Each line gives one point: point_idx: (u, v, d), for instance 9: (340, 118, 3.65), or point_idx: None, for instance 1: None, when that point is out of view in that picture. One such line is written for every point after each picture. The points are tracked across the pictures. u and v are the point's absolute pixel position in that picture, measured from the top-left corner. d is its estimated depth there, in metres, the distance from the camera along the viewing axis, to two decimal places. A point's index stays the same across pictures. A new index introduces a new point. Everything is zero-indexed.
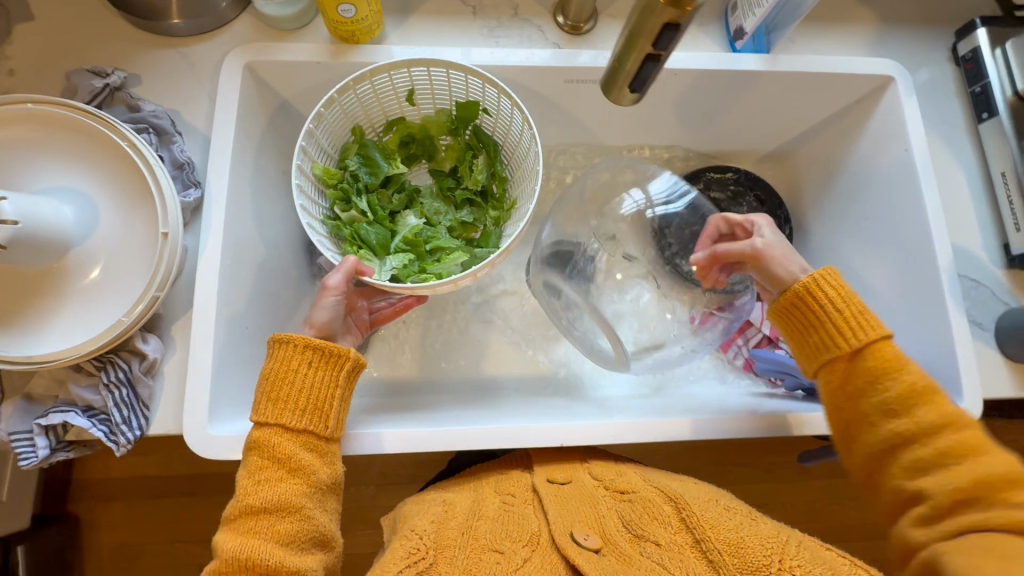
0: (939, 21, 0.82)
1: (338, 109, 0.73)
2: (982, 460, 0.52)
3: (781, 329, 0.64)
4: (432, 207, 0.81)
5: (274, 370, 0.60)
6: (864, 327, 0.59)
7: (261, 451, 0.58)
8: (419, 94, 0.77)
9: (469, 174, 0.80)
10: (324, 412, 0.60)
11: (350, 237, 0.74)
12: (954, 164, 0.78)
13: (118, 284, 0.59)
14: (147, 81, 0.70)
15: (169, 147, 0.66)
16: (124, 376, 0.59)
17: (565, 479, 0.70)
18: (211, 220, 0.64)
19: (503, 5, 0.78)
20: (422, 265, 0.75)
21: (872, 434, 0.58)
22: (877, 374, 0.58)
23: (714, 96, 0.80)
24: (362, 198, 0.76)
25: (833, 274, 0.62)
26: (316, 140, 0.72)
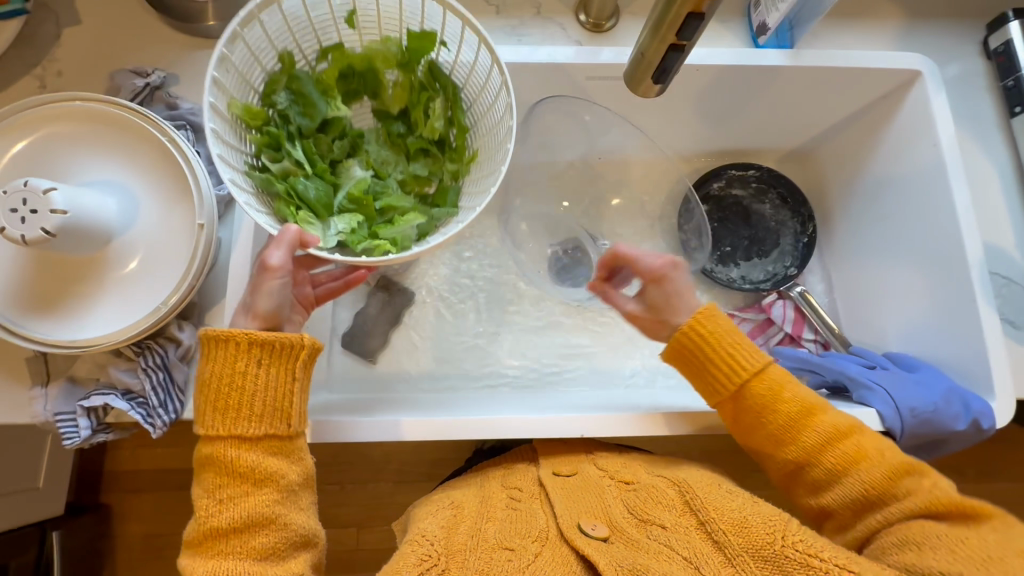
0: (969, 15, 0.81)
1: (260, 32, 0.62)
2: (865, 465, 0.59)
3: (681, 370, 0.68)
4: (380, 156, 0.71)
5: (217, 376, 0.57)
6: (743, 365, 0.63)
7: (217, 469, 0.58)
8: (360, 18, 0.66)
9: (423, 121, 0.70)
10: (283, 411, 0.59)
11: (284, 194, 0.64)
12: (985, 160, 0.76)
13: (156, 271, 0.62)
14: (184, 80, 0.73)
15: (204, 143, 0.69)
16: (161, 361, 0.61)
17: (570, 472, 0.68)
18: (245, 214, 0.67)
19: (526, 4, 0.79)
20: (372, 230, 0.66)
21: (776, 460, 0.63)
22: (766, 404, 0.62)
23: (736, 92, 0.80)
24: (296, 145, 0.66)
25: (707, 317, 0.65)
26: (233, 73, 0.61)
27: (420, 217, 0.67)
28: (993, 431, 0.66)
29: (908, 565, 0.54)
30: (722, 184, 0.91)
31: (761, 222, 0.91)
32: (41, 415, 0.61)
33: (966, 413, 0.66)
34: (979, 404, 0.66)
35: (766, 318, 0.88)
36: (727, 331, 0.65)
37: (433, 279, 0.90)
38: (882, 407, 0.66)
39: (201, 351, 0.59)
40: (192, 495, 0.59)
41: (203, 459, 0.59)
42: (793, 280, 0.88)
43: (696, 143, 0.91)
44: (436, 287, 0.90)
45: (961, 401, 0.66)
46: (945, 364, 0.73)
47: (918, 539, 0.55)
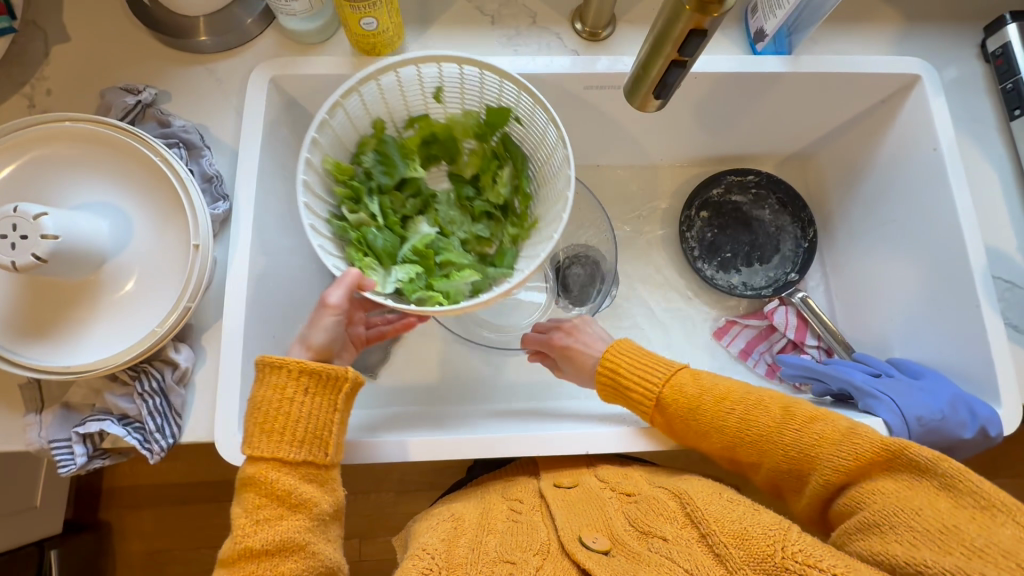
0: (966, 17, 0.80)
1: (358, 103, 0.67)
2: (782, 437, 0.59)
3: (616, 401, 0.69)
4: (447, 216, 0.74)
5: (267, 399, 0.58)
6: (652, 379, 0.65)
7: (257, 490, 0.57)
8: (449, 94, 0.70)
9: (491, 187, 0.74)
10: (322, 440, 0.58)
11: (355, 242, 0.67)
12: (985, 163, 0.76)
13: (151, 294, 0.61)
14: (176, 97, 0.72)
15: (198, 162, 0.68)
16: (157, 385, 0.60)
17: (571, 483, 0.68)
18: (240, 232, 0.65)
19: (522, 14, 0.78)
20: (429, 282, 0.68)
21: (716, 454, 0.64)
22: (686, 407, 0.63)
23: (734, 99, 0.79)
24: (374, 199, 0.71)
25: (614, 348, 0.68)
26: (329, 134, 0.66)
27: (476, 275, 0.68)
28: (1000, 439, 0.65)
29: (874, 554, 0.50)
30: (721, 191, 0.91)
31: (761, 227, 0.91)
32: (36, 442, 0.59)
33: (973, 421, 0.65)
34: (985, 411, 0.65)
35: (769, 325, 0.87)
36: (628, 348, 0.68)
37: None
38: (889, 416, 0.65)
39: (255, 375, 0.59)
40: (230, 514, 0.58)
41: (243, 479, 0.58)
42: (794, 286, 0.88)
43: (695, 149, 0.90)
44: None
45: (967, 409, 0.65)
46: (952, 371, 0.72)
47: (879, 521, 0.51)
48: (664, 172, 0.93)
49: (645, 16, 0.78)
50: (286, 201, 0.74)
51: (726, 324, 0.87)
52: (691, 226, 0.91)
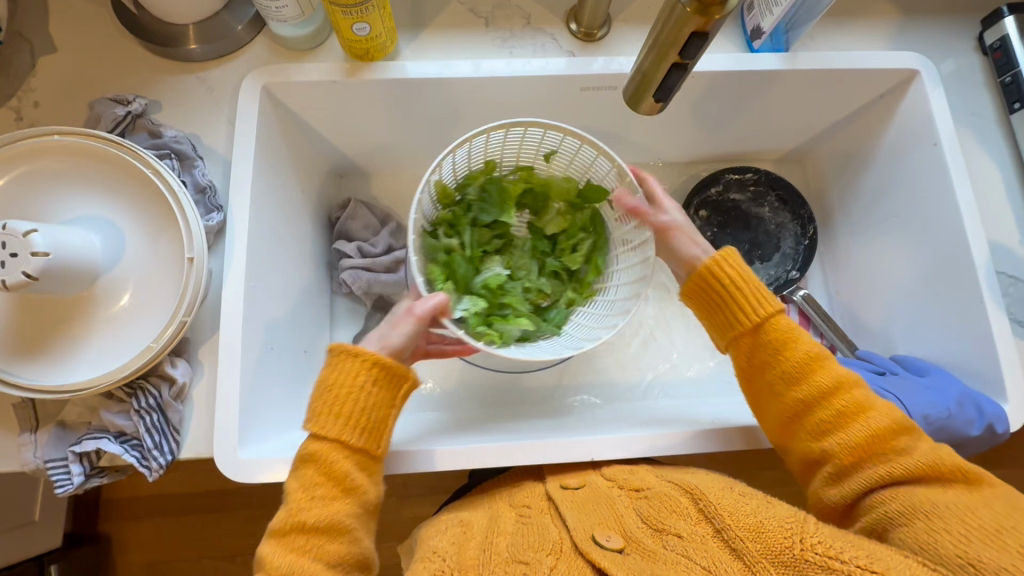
0: (963, 10, 0.80)
1: (482, 144, 0.71)
2: (868, 414, 0.57)
3: (697, 309, 0.66)
4: (519, 262, 0.78)
5: (336, 382, 0.57)
6: (759, 308, 0.61)
7: (317, 467, 0.56)
8: (566, 157, 0.74)
9: (566, 250, 0.78)
10: (379, 432, 0.58)
11: (433, 262, 0.71)
12: (985, 157, 0.75)
13: (148, 309, 0.60)
14: (167, 107, 0.71)
15: (190, 173, 0.67)
16: (154, 401, 0.59)
17: (578, 484, 0.67)
18: (234, 243, 0.64)
19: (516, 15, 0.77)
20: (489, 317, 0.71)
21: (779, 402, 0.60)
22: (778, 346, 0.60)
23: (732, 97, 0.78)
24: (462, 231, 0.75)
25: (731, 256, 0.64)
26: (450, 164, 0.70)
27: (530, 324, 0.71)
28: (1007, 437, 0.64)
29: (920, 542, 0.49)
30: (720, 189, 0.90)
31: (760, 225, 0.90)
32: (31, 463, 0.58)
33: (980, 418, 0.64)
34: (992, 407, 0.64)
35: None
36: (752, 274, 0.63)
37: None
38: None
39: (327, 358, 0.59)
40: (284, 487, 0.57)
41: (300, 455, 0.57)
42: (796, 284, 0.87)
43: (693, 148, 0.89)
44: None
45: (975, 407, 0.65)
46: (956, 368, 0.72)
47: (926, 509, 0.51)
48: (662, 171, 0.92)
49: (640, 15, 0.77)
50: (280, 211, 0.73)
51: None
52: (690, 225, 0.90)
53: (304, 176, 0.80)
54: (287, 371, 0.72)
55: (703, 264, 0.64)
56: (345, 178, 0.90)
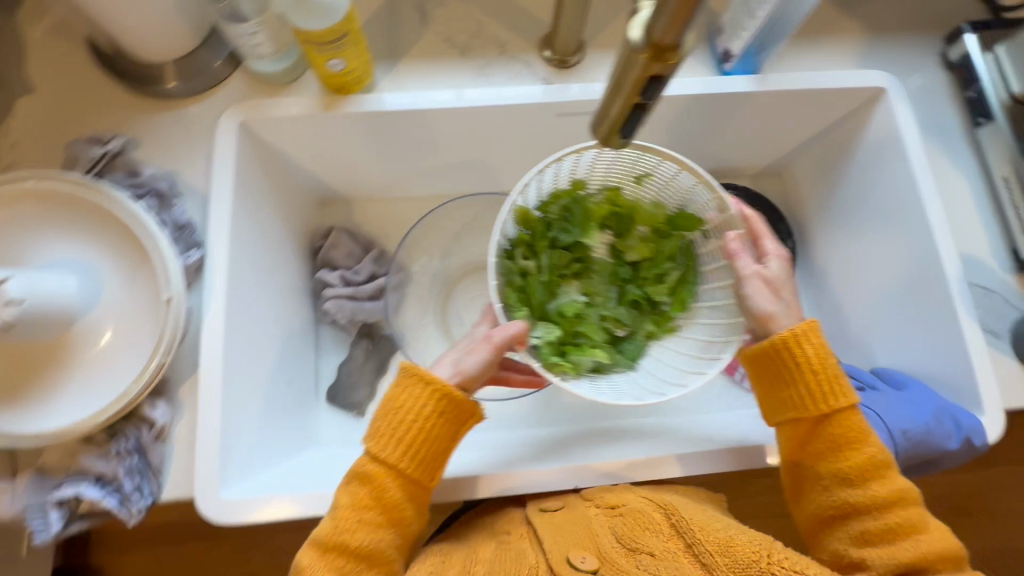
0: (927, 28, 0.82)
1: (572, 163, 0.71)
2: (919, 540, 0.56)
3: (754, 382, 0.64)
4: (596, 288, 0.75)
5: (400, 403, 0.59)
6: (835, 400, 0.60)
7: (372, 488, 0.58)
8: (653, 179, 0.74)
9: (649, 280, 0.75)
10: (435, 464, 0.60)
11: (508, 284, 0.70)
12: (954, 171, 0.77)
13: (127, 350, 0.60)
14: (145, 144, 0.71)
15: (169, 211, 0.67)
16: (134, 444, 0.59)
17: (557, 506, 0.67)
18: (213, 280, 0.64)
19: (491, 45, 0.78)
20: (562, 347, 0.69)
21: (826, 494, 0.60)
22: (841, 444, 0.60)
23: (706, 118, 0.80)
24: (540, 254, 0.73)
25: (814, 331, 0.60)
26: (534, 182, 0.71)
27: (604, 356, 0.69)
28: (985, 449, 0.65)
29: None
30: None
31: None
32: (8, 510, 0.57)
33: (958, 431, 0.65)
34: (969, 420, 0.65)
35: None
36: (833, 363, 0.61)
37: (419, 322, 0.89)
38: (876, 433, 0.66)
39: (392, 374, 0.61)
40: (334, 501, 0.59)
41: (354, 472, 0.59)
42: None
43: None
44: (420, 331, 0.89)
45: (952, 419, 0.66)
46: (934, 380, 0.73)
47: None
48: None
49: (613, 41, 0.78)
50: (260, 244, 0.73)
51: None
52: None
53: (285, 208, 0.80)
54: (272, 405, 0.72)
55: (772, 335, 0.62)
56: (327, 207, 0.90)
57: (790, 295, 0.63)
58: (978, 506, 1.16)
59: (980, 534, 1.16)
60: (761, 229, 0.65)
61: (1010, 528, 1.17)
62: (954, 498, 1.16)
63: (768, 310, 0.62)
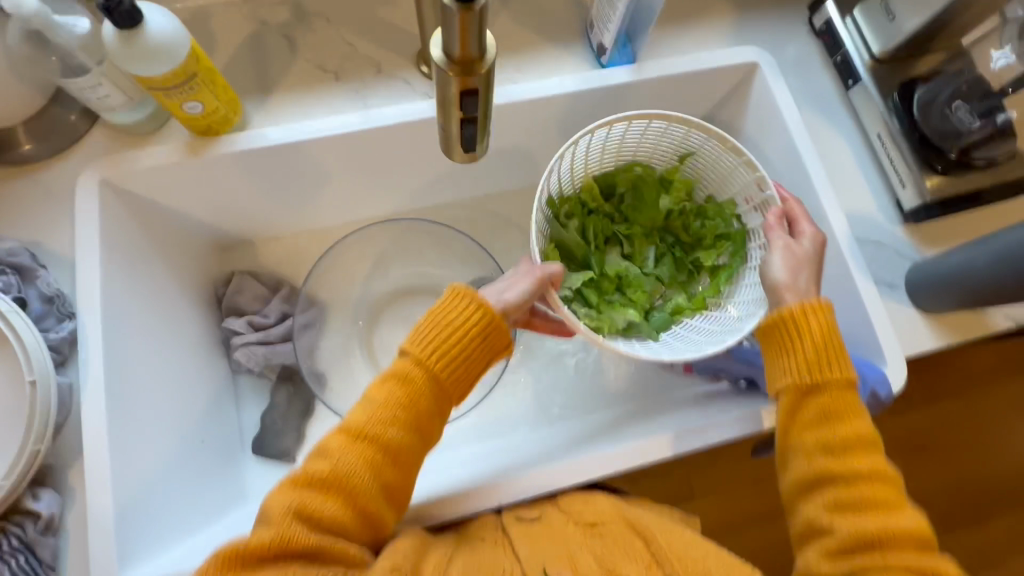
0: (791, 0, 0.84)
1: (621, 132, 0.71)
2: (891, 513, 0.56)
3: (759, 347, 0.63)
4: (638, 249, 0.77)
5: (454, 320, 0.61)
6: (838, 373, 0.59)
7: (406, 393, 0.60)
8: (711, 158, 0.73)
9: (700, 250, 0.76)
10: (465, 384, 0.63)
11: (554, 245, 0.71)
12: (834, 134, 0.79)
13: (0, 443, 0.56)
14: (1, 217, 0.66)
15: (33, 284, 0.62)
16: (19, 542, 0.55)
17: (534, 517, 0.64)
18: (88, 352, 0.60)
19: (366, 65, 0.77)
20: (598, 305, 0.71)
21: (808, 462, 0.59)
22: (831, 414, 0.59)
23: (595, 112, 0.80)
24: (588, 220, 0.75)
25: (823, 307, 0.60)
26: (585, 143, 0.70)
27: (636, 316, 0.70)
28: (891, 399, 0.68)
29: None
30: None
31: None
32: None
33: (863, 386, 0.68)
34: (873, 374, 0.68)
35: None
36: (839, 338, 0.60)
37: (342, 358, 0.86)
38: None
39: (447, 293, 0.63)
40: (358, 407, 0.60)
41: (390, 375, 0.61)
42: None
43: None
44: (343, 366, 0.85)
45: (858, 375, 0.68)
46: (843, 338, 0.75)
47: None
48: None
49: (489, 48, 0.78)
50: (144, 304, 0.69)
51: None
52: None
53: (175, 261, 0.76)
54: (186, 471, 0.68)
55: (785, 307, 0.60)
56: (227, 251, 0.86)
57: (811, 274, 0.63)
58: (928, 442, 1.22)
59: (935, 470, 1.21)
60: (796, 211, 0.66)
61: (963, 459, 1.22)
62: (905, 440, 1.21)
63: (783, 279, 0.61)
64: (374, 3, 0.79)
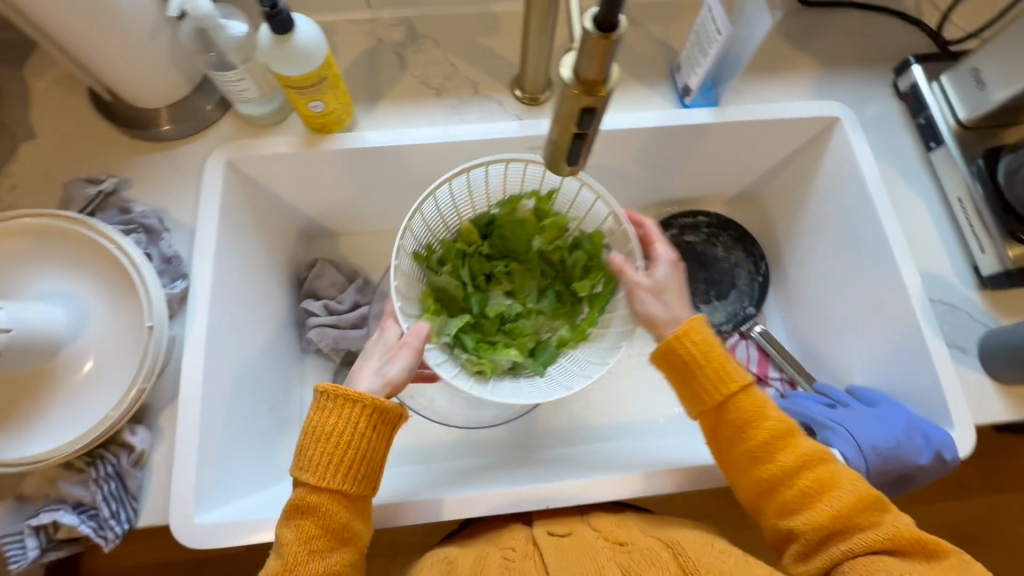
0: (879, 62, 0.87)
1: (482, 177, 0.75)
2: (837, 492, 0.57)
3: (668, 384, 0.66)
4: (519, 285, 0.80)
5: (333, 431, 0.59)
6: (732, 380, 0.62)
7: (313, 517, 0.58)
8: (577, 195, 0.77)
9: (577, 280, 0.78)
10: (371, 476, 0.61)
11: (430, 291, 0.75)
12: (912, 193, 0.80)
13: (110, 378, 0.62)
14: (137, 183, 0.75)
15: (157, 244, 0.71)
16: (113, 469, 0.61)
17: (565, 532, 0.66)
18: (196, 309, 0.66)
19: (465, 85, 0.84)
20: (476, 346, 0.73)
21: (745, 476, 0.61)
22: (745, 422, 0.61)
23: (674, 147, 0.83)
24: (463, 265, 0.77)
25: (696, 326, 0.64)
26: (446, 195, 0.74)
27: (519, 356, 0.73)
28: (957, 462, 0.66)
29: None
30: (675, 232, 0.94)
31: (716, 265, 0.94)
32: None
33: (927, 445, 0.66)
34: (939, 434, 0.66)
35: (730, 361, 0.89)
36: (722, 352, 0.63)
37: None
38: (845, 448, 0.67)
39: (314, 403, 0.60)
40: (277, 540, 0.58)
41: (291, 506, 0.59)
42: (753, 319, 0.90)
43: (645, 195, 0.94)
44: None
45: (920, 433, 0.67)
46: (907, 396, 0.74)
47: None
48: None
49: None
50: (244, 274, 0.76)
51: None
52: None
53: (272, 241, 0.83)
54: (255, 434, 0.73)
55: (662, 341, 0.64)
56: (314, 239, 0.94)
57: (677, 299, 0.67)
58: (987, 533, 1.14)
59: (992, 564, 1.13)
60: (653, 235, 0.72)
61: None
62: (961, 527, 1.14)
63: (660, 315, 0.66)
64: (479, 32, 0.87)
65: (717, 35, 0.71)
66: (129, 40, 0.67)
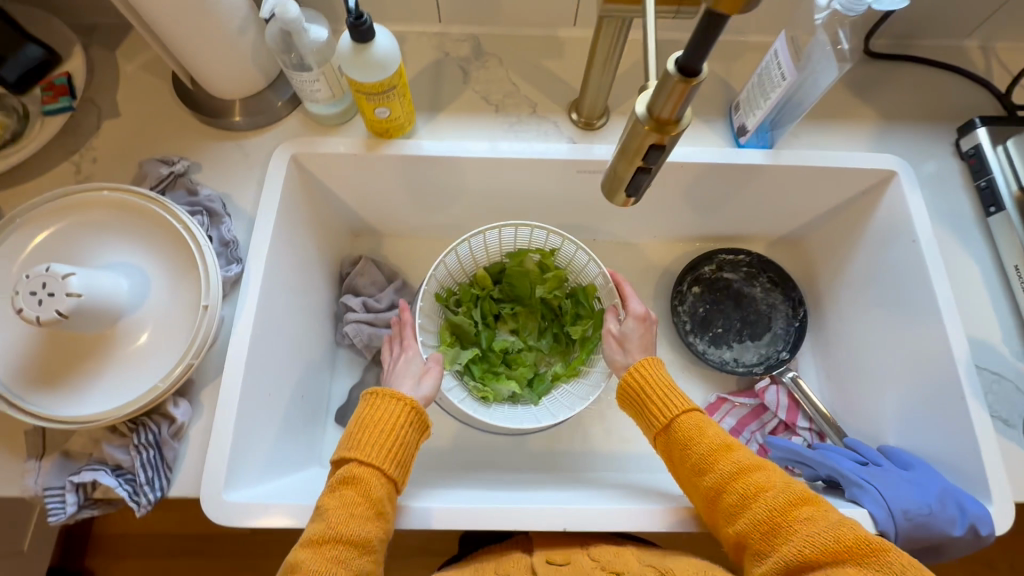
0: (943, 119, 0.85)
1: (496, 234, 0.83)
2: (770, 498, 0.57)
3: (630, 415, 0.71)
4: (524, 324, 0.87)
5: (387, 418, 0.63)
6: (671, 402, 0.66)
7: (360, 489, 0.59)
8: (574, 254, 0.84)
9: (571, 323, 0.85)
10: (408, 470, 0.63)
11: (446, 327, 0.83)
12: (965, 255, 0.78)
13: (162, 350, 0.65)
14: (206, 168, 0.79)
15: (218, 227, 0.74)
16: (153, 438, 0.63)
17: (563, 561, 0.65)
18: (248, 294, 0.69)
19: (523, 104, 0.86)
20: (482, 375, 0.81)
21: (694, 491, 0.62)
22: (687, 439, 0.63)
23: (724, 185, 0.84)
24: (474, 306, 0.85)
25: (649, 364, 0.70)
26: (466, 246, 0.83)
27: (518, 387, 0.80)
28: (991, 539, 0.64)
29: None
30: (714, 267, 0.94)
31: (752, 305, 0.93)
32: (32, 488, 0.62)
33: (962, 517, 0.64)
34: (975, 508, 0.64)
35: (760, 403, 0.87)
36: (670, 380, 0.69)
37: None
38: (875, 507, 0.65)
39: (366, 397, 0.65)
40: (320, 507, 0.58)
41: (339, 478, 0.60)
42: (785, 365, 0.89)
43: (688, 228, 0.94)
44: None
45: (955, 503, 0.65)
46: (943, 463, 0.71)
47: None
48: (659, 249, 0.97)
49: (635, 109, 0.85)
50: (294, 264, 0.79)
51: (716, 401, 0.87)
52: (682, 300, 0.93)
53: (321, 235, 0.86)
54: (285, 419, 0.75)
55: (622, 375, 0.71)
56: (360, 237, 0.97)
57: (638, 345, 0.74)
58: None
59: None
60: (621, 284, 0.78)
61: None
62: None
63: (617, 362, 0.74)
64: (543, 55, 0.89)
65: (782, 80, 0.72)
66: (219, 35, 0.71)
